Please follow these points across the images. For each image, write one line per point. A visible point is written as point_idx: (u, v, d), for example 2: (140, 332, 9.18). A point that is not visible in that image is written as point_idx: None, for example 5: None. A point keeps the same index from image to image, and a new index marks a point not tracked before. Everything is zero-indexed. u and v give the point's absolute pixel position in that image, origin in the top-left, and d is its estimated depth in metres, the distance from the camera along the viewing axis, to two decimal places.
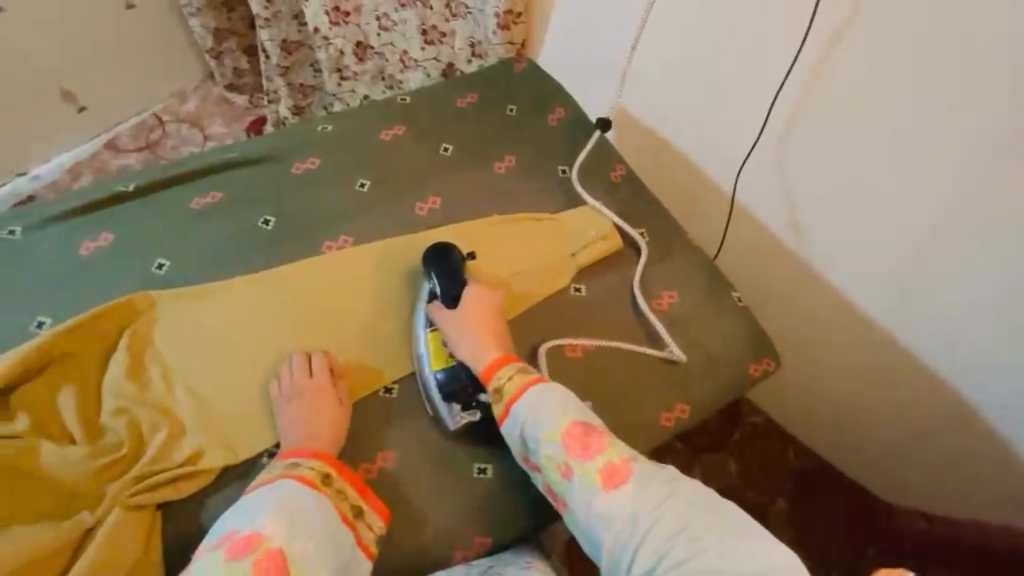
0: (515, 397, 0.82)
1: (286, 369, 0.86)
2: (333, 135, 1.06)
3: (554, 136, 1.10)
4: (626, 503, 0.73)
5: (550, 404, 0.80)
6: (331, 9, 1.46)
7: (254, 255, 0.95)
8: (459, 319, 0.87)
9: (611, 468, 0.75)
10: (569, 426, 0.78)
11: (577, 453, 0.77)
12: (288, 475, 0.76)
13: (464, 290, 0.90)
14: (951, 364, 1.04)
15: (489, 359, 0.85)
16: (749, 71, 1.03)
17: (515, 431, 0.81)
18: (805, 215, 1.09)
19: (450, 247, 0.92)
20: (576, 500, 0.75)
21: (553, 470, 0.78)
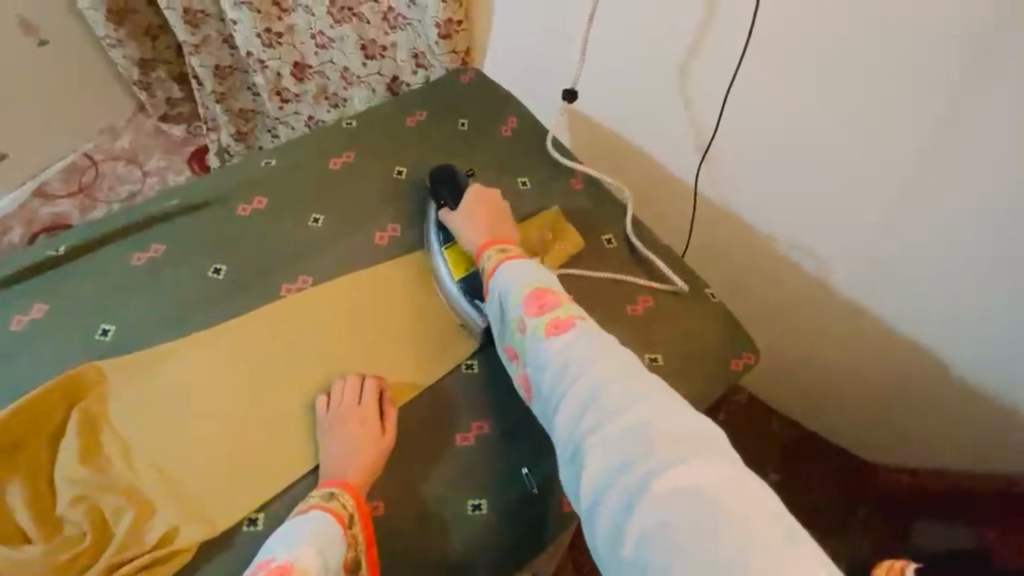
0: (492, 271, 0.78)
1: (337, 390, 0.77)
2: (279, 170, 0.94)
3: (511, 149, 1.02)
4: (566, 356, 0.67)
5: (518, 269, 0.76)
6: (263, 31, 1.34)
7: (209, 309, 0.82)
8: (463, 218, 0.85)
9: (559, 324, 0.70)
10: (531, 288, 0.74)
11: (533, 310, 0.72)
12: (323, 508, 0.66)
13: (464, 195, 0.88)
14: (936, 338, 1.03)
15: (478, 245, 0.82)
16: (709, 66, 0.98)
17: (489, 301, 0.78)
18: (776, 205, 1.06)
19: (446, 168, 0.92)
20: (527, 360, 0.71)
21: (511, 331, 0.74)
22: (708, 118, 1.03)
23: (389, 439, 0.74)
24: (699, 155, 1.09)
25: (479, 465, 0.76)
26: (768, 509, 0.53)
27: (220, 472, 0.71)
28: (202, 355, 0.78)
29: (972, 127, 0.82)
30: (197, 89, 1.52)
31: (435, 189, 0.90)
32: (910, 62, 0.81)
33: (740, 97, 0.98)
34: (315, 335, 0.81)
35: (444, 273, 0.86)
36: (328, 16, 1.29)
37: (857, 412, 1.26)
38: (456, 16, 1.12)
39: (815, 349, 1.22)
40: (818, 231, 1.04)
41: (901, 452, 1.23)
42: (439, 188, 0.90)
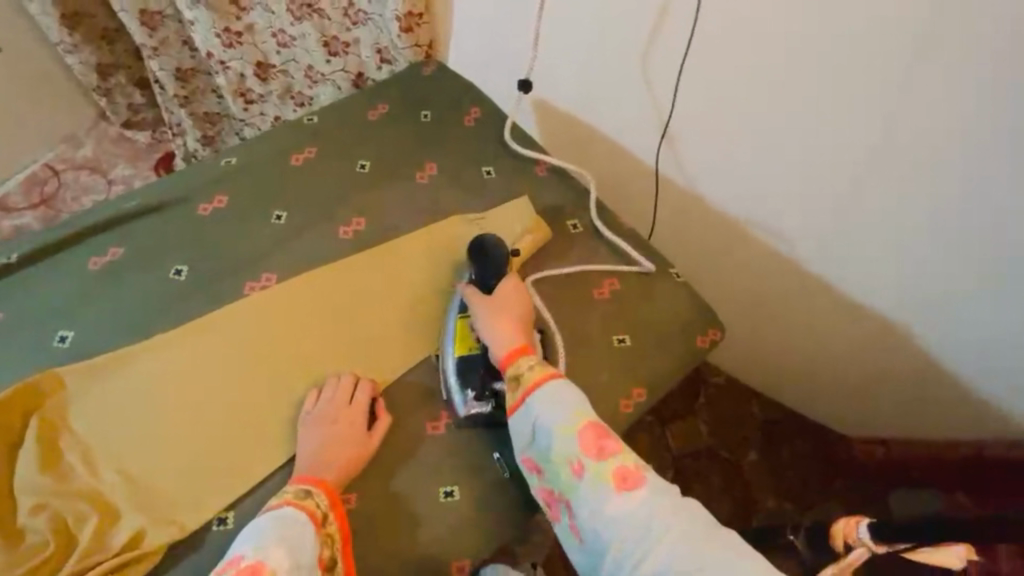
0: (532, 388, 0.74)
1: (330, 383, 0.77)
2: (240, 168, 0.93)
3: (474, 139, 1.02)
4: (638, 512, 0.65)
5: (567, 399, 0.72)
6: (222, 31, 1.32)
7: (172, 311, 0.80)
8: (496, 304, 0.80)
9: (623, 470, 0.68)
10: (587, 424, 0.70)
11: (591, 453, 0.69)
12: (297, 506, 0.66)
13: (506, 282, 0.82)
14: (896, 308, 1.07)
15: (513, 342, 0.77)
16: (664, 49, 0.99)
17: (530, 435, 0.73)
18: (737, 185, 1.08)
19: (497, 243, 0.84)
20: (582, 504, 0.68)
21: (560, 471, 0.70)
22: (665, 102, 1.05)
23: (374, 435, 0.75)
24: (658, 137, 1.10)
25: (451, 452, 0.77)
26: None
27: (189, 473, 0.70)
28: (165, 356, 0.76)
29: (916, 98, 0.83)
30: (159, 93, 1.48)
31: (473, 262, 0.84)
32: (853, 39, 0.83)
33: (691, 79, 1.00)
34: (291, 331, 0.81)
35: (448, 342, 0.81)
36: (288, 13, 1.27)
37: (831, 385, 1.29)
38: (416, 9, 1.11)
39: (785, 327, 1.25)
40: (780, 210, 1.07)
41: (870, 415, 1.29)
42: (477, 261, 0.84)
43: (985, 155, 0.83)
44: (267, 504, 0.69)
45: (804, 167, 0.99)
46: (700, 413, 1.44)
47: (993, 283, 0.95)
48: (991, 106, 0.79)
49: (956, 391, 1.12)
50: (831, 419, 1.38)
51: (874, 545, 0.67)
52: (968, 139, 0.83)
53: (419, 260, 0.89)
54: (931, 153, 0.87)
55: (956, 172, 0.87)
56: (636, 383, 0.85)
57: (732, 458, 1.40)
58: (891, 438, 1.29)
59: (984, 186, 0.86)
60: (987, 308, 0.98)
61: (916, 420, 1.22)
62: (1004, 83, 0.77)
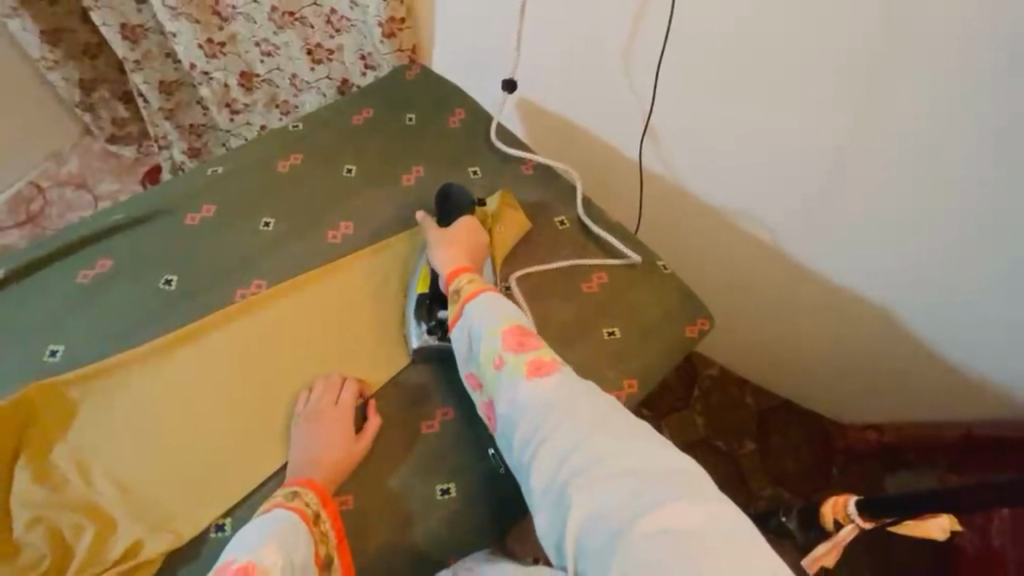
0: (467, 300, 0.77)
1: (318, 385, 0.77)
2: (227, 177, 0.93)
3: (459, 140, 1.03)
4: (549, 398, 0.68)
5: (496, 305, 0.76)
6: (204, 42, 1.32)
7: (161, 321, 0.80)
8: (447, 236, 0.85)
9: (540, 363, 0.71)
10: (511, 324, 0.74)
11: (512, 348, 0.72)
12: (286, 506, 0.66)
13: (458, 218, 0.87)
14: (883, 293, 1.08)
15: (454, 264, 0.81)
16: (643, 48, 1.01)
17: (462, 339, 0.77)
18: (721, 179, 1.10)
19: (461, 192, 0.91)
20: (502, 397, 0.71)
21: (485, 367, 0.73)
22: (647, 97, 1.06)
23: (365, 437, 0.74)
24: (641, 131, 1.12)
25: (446, 449, 0.77)
26: (743, 528, 0.57)
27: (182, 480, 0.70)
28: (154, 365, 0.76)
29: (889, 86, 0.86)
30: (143, 107, 1.48)
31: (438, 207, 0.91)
32: (823, 34, 0.86)
33: (671, 74, 1.01)
34: (280, 334, 0.81)
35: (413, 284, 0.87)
36: (270, 22, 1.27)
37: (823, 372, 1.31)
38: (398, 14, 1.12)
39: (775, 318, 1.27)
40: (765, 201, 1.08)
41: (861, 400, 1.31)
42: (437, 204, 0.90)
43: (960, 140, 0.85)
44: (261, 506, 0.69)
45: (785, 158, 1.01)
46: (697, 406, 1.46)
47: (975, 267, 0.96)
48: (963, 91, 0.81)
49: (944, 373, 1.14)
50: (824, 406, 1.40)
51: (863, 522, 0.68)
52: (944, 125, 0.85)
53: (406, 260, 0.90)
54: (907, 140, 0.89)
55: (933, 158, 0.89)
56: (627, 374, 0.86)
57: (730, 450, 1.41)
58: (883, 423, 1.31)
59: (962, 170, 0.88)
60: (970, 292, 0.99)
61: (906, 403, 1.24)
62: (973, 68, 0.79)
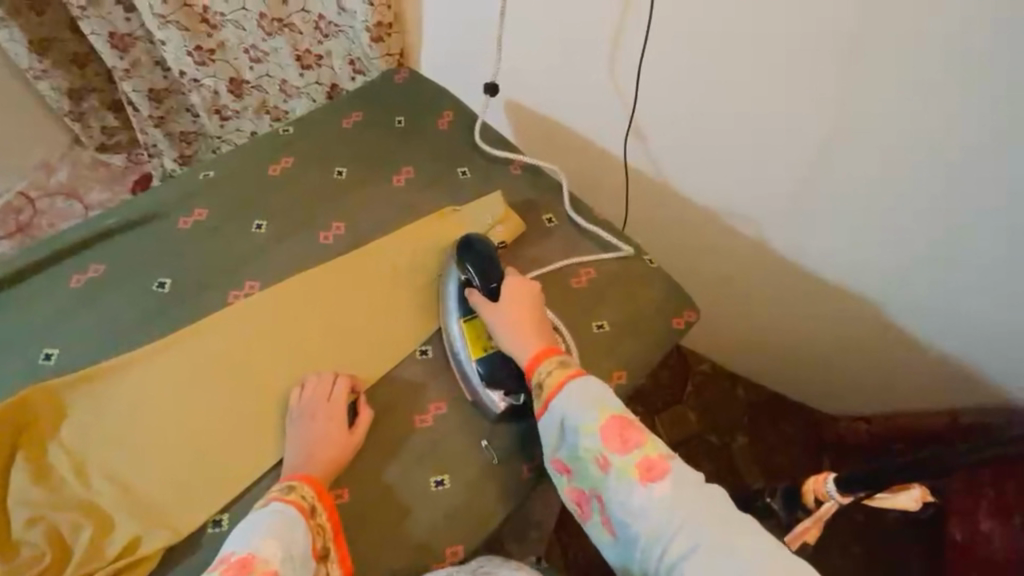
0: (553, 393, 0.75)
1: (311, 378, 0.79)
2: (217, 181, 0.95)
3: (447, 142, 1.05)
4: (663, 502, 0.67)
5: (590, 397, 0.74)
6: (193, 49, 1.33)
7: (155, 324, 0.82)
8: (504, 309, 0.81)
9: (648, 463, 0.70)
10: (610, 419, 0.72)
11: (615, 447, 0.71)
12: (284, 500, 0.68)
13: (504, 277, 0.84)
14: (862, 282, 1.11)
15: (530, 353, 0.78)
16: (625, 49, 1.03)
17: (554, 433, 0.75)
18: (704, 176, 1.13)
19: (484, 242, 0.86)
20: (611, 497, 0.70)
21: (587, 465, 0.72)
22: (630, 94, 1.08)
23: (358, 432, 0.76)
24: (626, 128, 1.14)
25: (440, 444, 0.78)
26: None
27: (179, 477, 0.71)
28: (150, 365, 0.77)
29: (866, 80, 0.88)
30: (133, 115, 1.49)
31: (466, 266, 0.85)
32: (797, 32, 0.88)
33: (653, 73, 1.04)
34: (273, 335, 0.82)
35: (462, 348, 0.83)
36: (259, 29, 1.28)
37: (807, 361, 1.34)
38: (385, 19, 1.14)
39: (760, 310, 1.30)
40: (748, 197, 1.11)
41: (847, 389, 1.34)
42: (470, 265, 0.84)
43: (934, 133, 0.88)
44: (257, 503, 0.70)
45: (764, 154, 1.04)
46: (688, 401, 1.49)
47: (950, 254, 0.99)
48: (938, 85, 0.83)
49: (925, 360, 1.17)
50: (813, 396, 1.43)
51: (840, 497, 0.81)
52: (919, 118, 0.87)
53: (397, 260, 0.91)
54: (885, 133, 0.91)
55: (909, 149, 0.91)
56: (616, 366, 0.88)
57: (722, 443, 1.45)
58: (869, 410, 1.34)
59: (937, 160, 0.90)
60: (946, 279, 1.02)
61: (889, 390, 1.27)
62: (946, 62, 0.81)
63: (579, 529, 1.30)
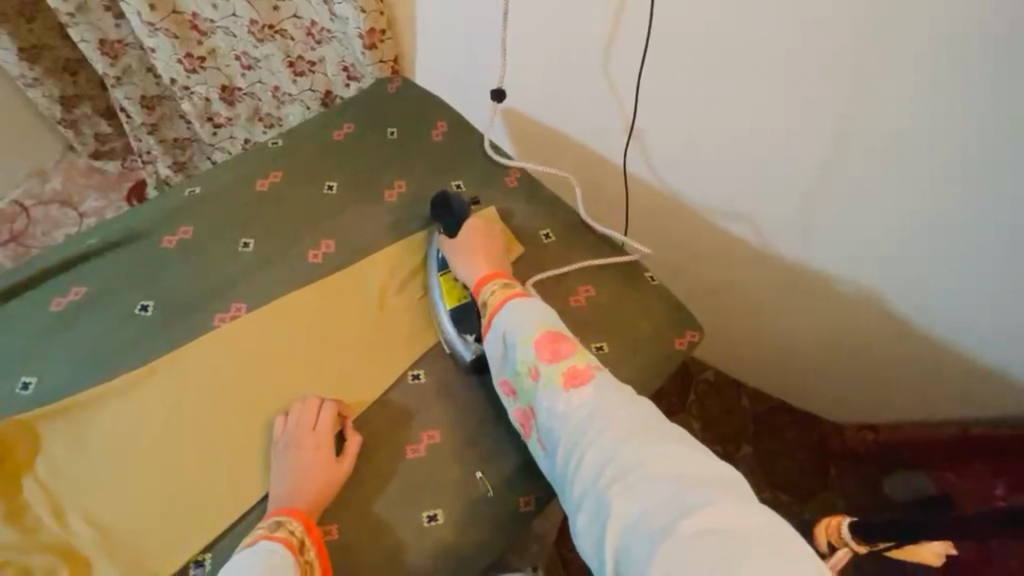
0: (496, 309, 0.79)
1: (296, 408, 0.75)
2: (204, 198, 0.92)
3: (441, 154, 1.01)
4: (587, 408, 0.69)
5: (527, 312, 0.77)
6: (183, 56, 1.30)
7: (138, 348, 0.79)
8: (462, 248, 0.85)
9: (575, 373, 0.72)
10: (544, 332, 0.75)
11: (546, 357, 0.73)
12: (271, 538, 0.64)
13: (466, 222, 0.88)
14: (874, 293, 1.08)
15: (481, 280, 0.82)
16: (626, 57, 0.99)
17: (494, 349, 0.78)
18: (708, 184, 1.09)
19: (450, 196, 0.90)
20: (540, 406, 0.72)
21: (521, 378, 0.75)
22: (630, 103, 1.05)
23: (346, 465, 0.73)
24: (628, 136, 1.10)
25: (433, 475, 0.75)
26: (782, 530, 0.58)
27: (163, 514, 0.69)
28: (131, 396, 0.75)
29: (877, 90, 0.84)
30: (126, 122, 1.46)
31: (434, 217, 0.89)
32: (810, 37, 0.84)
33: (653, 80, 1.00)
34: (257, 363, 0.79)
35: (438, 301, 0.86)
36: (250, 35, 1.24)
37: (815, 371, 1.31)
38: (378, 26, 1.12)
39: (765, 319, 1.27)
40: (755, 206, 1.07)
41: (855, 400, 1.31)
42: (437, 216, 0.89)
43: (943, 143, 0.84)
44: (244, 540, 0.67)
45: (772, 162, 1.00)
46: (691, 409, 1.45)
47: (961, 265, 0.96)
48: (955, 96, 0.79)
49: (938, 373, 1.13)
50: (821, 407, 1.39)
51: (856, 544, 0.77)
52: (933, 129, 0.83)
53: (386, 280, 0.88)
54: (899, 142, 0.87)
55: (921, 159, 0.87)
56: None
57: (726, 453, 1.41)
58: (878, 422, 1.31)
59: (946, 170, 0.87)
60: (956, 289, 0.99)
61: (900, 403, 1.24)
62: (944, 60, 0.77)
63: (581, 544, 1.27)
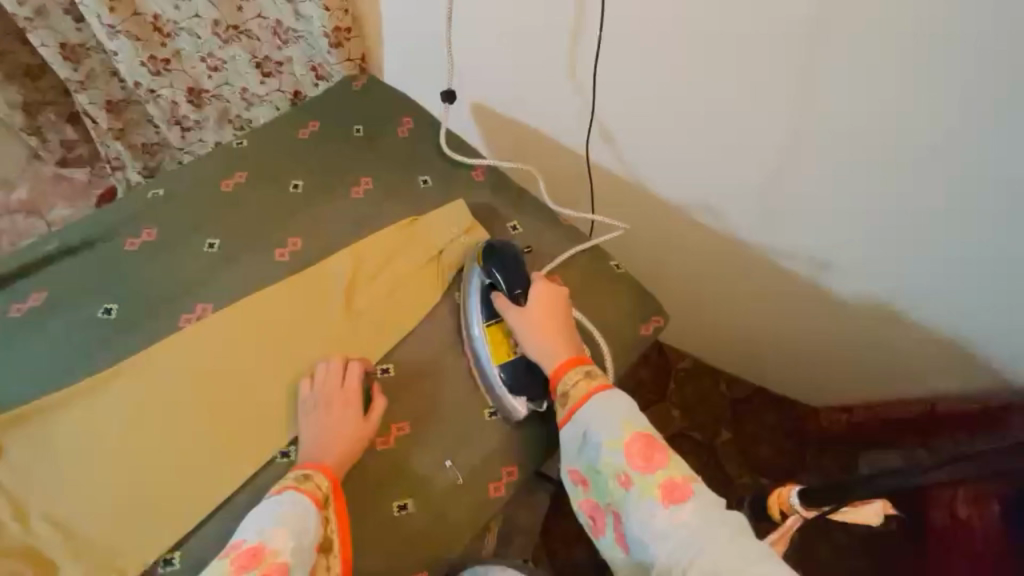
0: (578, 403, 0.77)
1: (320, 371, 0.79)
2: (166, 200, 0.91)
3: (408, 151, 1.02)
4: (686, 526, 0.66)
5: (616, 411, 0.75)
6: (146, 59, 1.28)
7: (101, 353, 0.78)
8: (531, 317, 0.81)
9: (671, 485, 0.69)
10: (635, 436, 0.73)
11: (638, 464, 0.71)
12: (298, 490, 0.69)
13: (530, 283, 0.84)
14: (835, 277, 1.11)
15: (558, 362, 0.79)
16: (586, 51, 1.01)
17: (578, 446, 0.76)
18: (671, 174, 1.11)
19: (512, 252, 0.85)
20: (629, 515, 0.70)
21: (608, 481, 0.73)
22: (590, 88, 1.06)
23: (370, 424, 0.77)
24: (593, 129, 1.12)
25: (403, 465, 0.77)
26: None
27: (149, 503, 0.70)
28: (106, 394, 0.75)
29: (825, 77, 0.86)
30: (92, 127, 1.44)
31: (490, 272, 0.84)
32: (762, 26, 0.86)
33: (613, 74, 1.02)
34: (223, 364, 0.79)
35: (484, 353, 0.83)
36: (214, 36, 1.23)
37: (785, 355, 1.34)
38: (342, 25, 1.12)
39: (736, 305, 1.29)
40: (718, 194, 1.09)
41: (823, 382, 1.35)
42: (497, 273, 0.83)
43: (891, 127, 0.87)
44: (274, 485, 0.73)
45: (732, 152, 1.02)
46: (670, 398, 1.48)
47: (927, 249, 0.98)
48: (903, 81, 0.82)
49: (899, 351, 1.17)
50: (794, 390, 1.43)
51: (804, 511, 0.83)
52: (881, 117, 0.86)
53: (356, 271, 0.89)
54: (853, 130, 0.89)
55: (871, 142, 0.90)
56: None
57: (705, 440, 1.44)
58: (848, 401, 1.35)
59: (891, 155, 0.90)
60: (916, 269, 1.02)
61: (867, 383, 1.28)
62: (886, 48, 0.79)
63: (563, 533, 1.29)
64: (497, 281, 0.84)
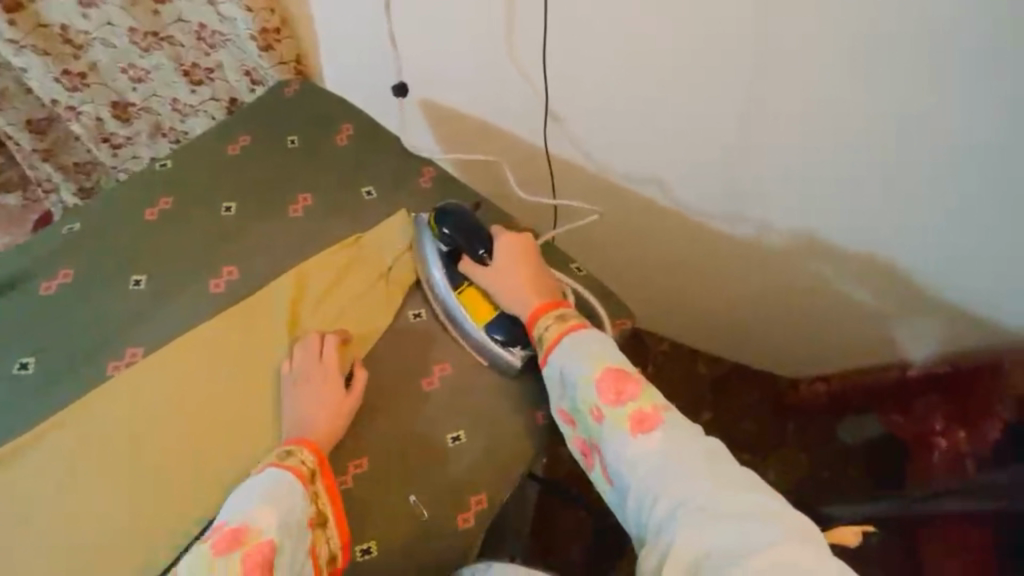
0: (552, 345, 0.75)
1: (297, 349, 0.77)
2: (85, 234, 0.84)
3: (349, 159, 0.95)
4: (659, 453, 0.66)
5: (588, 348, 0.73)
6: (60, 74, 1.16)
7: (27, 409, 0.72)
8: (498, 270, 0.80)
9: (642, 415, 0.68)
10: (606, 370, 0.71)
11: (610, 399, 0.70)
12: (281, 465, 0.68)
13: (492, 240, 0.82)
14: (803, 257, 1.09)
15: (534, 307, 0.78)
16: (533, 40, 0.96)
17: (552, 383, 0.75)
18: (633, 163, 1.07)
19: (460, 210, 0.83)
20: (605, 448, 0.69)
21: (584, 417, 0.72)
22: (535, 73, 1.00)
23: (353, 395, 0.75)
24: (547, 121, 1.07)
25: (363, 504, 0.73)
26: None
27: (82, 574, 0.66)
28: (29, 460, 0.70)
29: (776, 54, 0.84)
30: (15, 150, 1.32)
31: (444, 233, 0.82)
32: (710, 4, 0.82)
33: (563, 63, 0.97)
34: (160, 410, 0.74)
35: (463, 318, 0.82)
36: (132, 45, 1.13)
37: (759, 336, 1.33)
38: (269, 25, 1.04)
39: (706, 290, 1.27)
40: (681, 182, 1.06)
41: (800, 360, 1.34)
42: (450, 232, 0.82)
43: (848, 102, 0.85)
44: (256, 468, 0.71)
45: (691, 137, 0.98)
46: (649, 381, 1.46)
47: (893, 223, 0.97)
48: (859, 52, 0.79)
49: (871, 326, 1.16)
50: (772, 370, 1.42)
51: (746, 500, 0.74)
52: (847, 95, 0.84)
53: (299, 296, 0.83)
54: (823, 113, 0.87)
55: (843, 126, 0.88)
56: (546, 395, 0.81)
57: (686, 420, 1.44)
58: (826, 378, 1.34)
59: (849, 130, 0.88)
60: (885, 245, 1.00)
61: (842, 358, 1.27)
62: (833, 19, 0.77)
63: (552, 536, 1.27)
64: (455, 242, 0.82)
